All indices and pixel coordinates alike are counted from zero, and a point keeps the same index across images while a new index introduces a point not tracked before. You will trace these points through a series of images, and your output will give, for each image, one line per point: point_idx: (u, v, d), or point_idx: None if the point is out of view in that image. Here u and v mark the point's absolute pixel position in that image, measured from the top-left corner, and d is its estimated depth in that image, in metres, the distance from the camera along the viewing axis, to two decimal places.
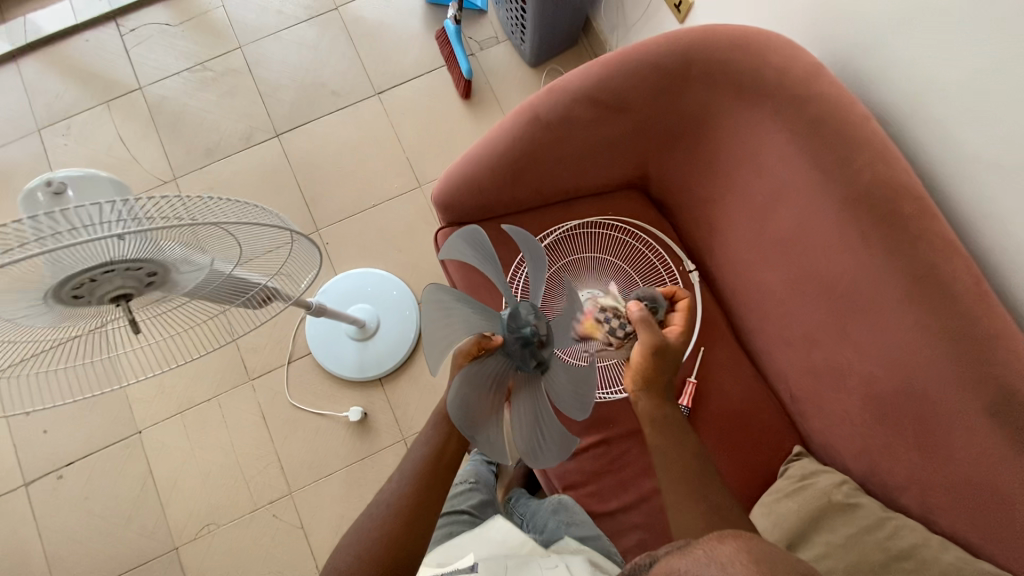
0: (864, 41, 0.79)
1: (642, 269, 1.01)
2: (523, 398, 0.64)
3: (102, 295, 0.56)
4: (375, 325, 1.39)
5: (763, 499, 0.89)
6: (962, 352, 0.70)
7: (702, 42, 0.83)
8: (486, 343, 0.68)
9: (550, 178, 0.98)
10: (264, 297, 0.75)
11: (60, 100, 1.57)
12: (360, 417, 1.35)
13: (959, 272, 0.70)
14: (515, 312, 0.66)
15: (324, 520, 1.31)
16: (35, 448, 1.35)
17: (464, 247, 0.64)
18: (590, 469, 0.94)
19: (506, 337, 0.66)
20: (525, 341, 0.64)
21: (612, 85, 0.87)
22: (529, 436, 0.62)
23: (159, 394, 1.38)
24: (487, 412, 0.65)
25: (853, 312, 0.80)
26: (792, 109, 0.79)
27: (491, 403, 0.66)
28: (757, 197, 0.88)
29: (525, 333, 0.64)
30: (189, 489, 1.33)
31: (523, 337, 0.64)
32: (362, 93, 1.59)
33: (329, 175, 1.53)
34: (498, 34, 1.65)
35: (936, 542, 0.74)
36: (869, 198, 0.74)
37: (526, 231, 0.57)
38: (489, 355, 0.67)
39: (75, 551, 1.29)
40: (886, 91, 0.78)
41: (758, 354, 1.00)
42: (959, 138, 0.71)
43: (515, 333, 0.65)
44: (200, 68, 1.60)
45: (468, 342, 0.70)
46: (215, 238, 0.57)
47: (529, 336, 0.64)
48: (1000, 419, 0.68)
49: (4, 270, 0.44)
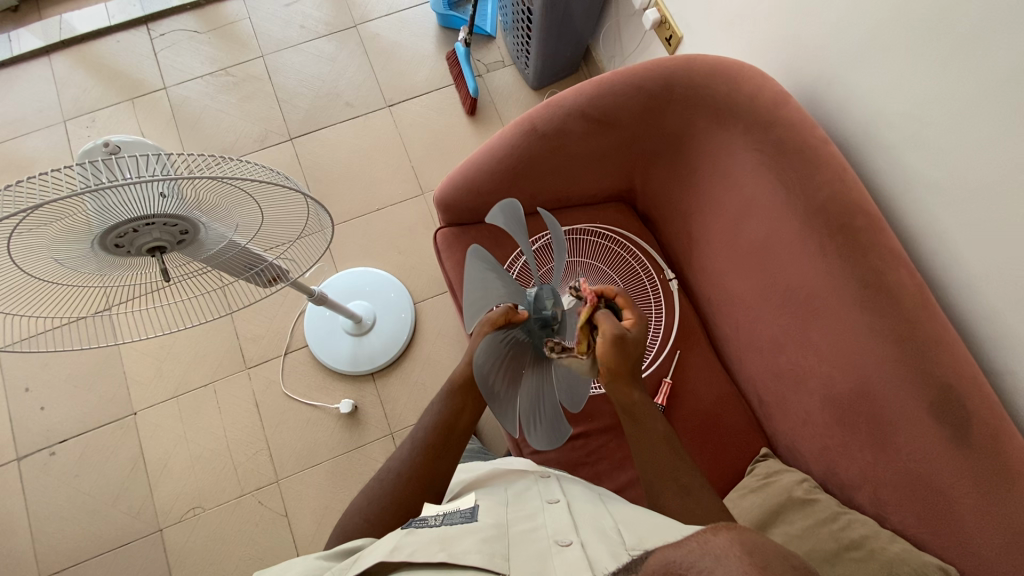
0: (827, 74, 0.89)
1: (625, 273, 1.09)
2: (533, 374, 0.70)
3: (140, 246, 0.63)
4: (370, 321, 1.45)
5: (730, 494, 0.93)
6: (908, 353, 0.77)
7: (684, 68, 0.93)
8: (512, 315, 0.71)
9: (543, 185, 1.07)
10: (271, 276, 0.82)
11: (87, 96, 1.66)
12: (350, 410, 1.39)
13: (904, 280, 0.78)
14: (538, 293, 0.72)
15: (309, 510, 1.32)
16: (31, 423, 1.38)
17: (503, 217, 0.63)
18: (569, 460, 0.99)
19: (529, 316, 0.72)
20: (545, 323, 0.73)
21: (603, 103, 0.97)
22: (531, 411, 0.69)
23: (158, 377, 1.42)
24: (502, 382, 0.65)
25: (813, 315, 0.87)
26: (760, 131, 0.88)
27: (506, 378, 0.65)
28: (731, 210, 0.97)
29: (549, 316, 0.72)
30: (178, 472, 1.35)
31: (542, 319, 0.73)
32: (374, 105, 1.69)
33: (337, 179, 1.61)
34: (504, 59, 1.77)
35: (884, 534, 0.78)
36: (827, 211, 0.83)
37: (562, 232, 0.68)
38: (513, 328, 0.70)
39: (59, 528, 1.30)
40: (846, 122, 0.88)
41: (730, 358, 1.07)
42: (906, 162, 0.81)
43: (536, 313, 0.72)
44: (223, 73, 1.70)
45: (495, 313, 0.70)
46: (240, 202, 0.64)
47: (550, 318, 0.73)
48: (940, 414, 0.74)
49: (66, 212, 0.53)
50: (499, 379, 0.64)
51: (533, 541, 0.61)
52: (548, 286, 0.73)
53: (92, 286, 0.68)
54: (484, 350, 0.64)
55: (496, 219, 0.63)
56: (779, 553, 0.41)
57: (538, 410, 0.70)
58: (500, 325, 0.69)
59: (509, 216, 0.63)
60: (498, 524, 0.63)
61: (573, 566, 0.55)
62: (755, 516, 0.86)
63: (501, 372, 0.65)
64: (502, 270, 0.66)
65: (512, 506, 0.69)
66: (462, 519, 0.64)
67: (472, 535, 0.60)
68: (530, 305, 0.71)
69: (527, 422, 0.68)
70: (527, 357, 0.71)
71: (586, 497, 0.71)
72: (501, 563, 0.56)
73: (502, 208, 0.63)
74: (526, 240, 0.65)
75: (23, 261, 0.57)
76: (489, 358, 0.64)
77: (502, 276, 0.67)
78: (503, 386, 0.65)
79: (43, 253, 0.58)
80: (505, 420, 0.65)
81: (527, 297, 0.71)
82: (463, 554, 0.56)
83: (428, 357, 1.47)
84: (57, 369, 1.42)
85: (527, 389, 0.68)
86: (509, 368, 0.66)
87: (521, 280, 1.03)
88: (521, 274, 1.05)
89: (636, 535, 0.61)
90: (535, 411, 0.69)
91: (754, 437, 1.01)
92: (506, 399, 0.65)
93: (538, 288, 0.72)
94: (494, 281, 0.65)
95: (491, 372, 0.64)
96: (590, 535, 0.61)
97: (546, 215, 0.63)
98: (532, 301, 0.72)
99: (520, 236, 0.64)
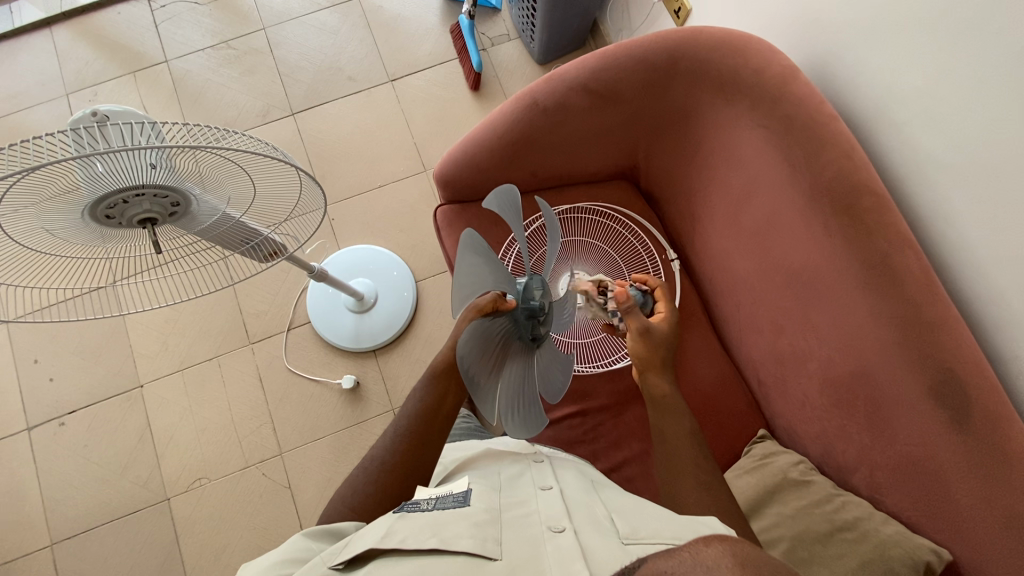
0: (838, 49, 0.86)
1: (625, 254, 1.08)
2: (518, 359, 0.70)
3: (131, 218, 0.63)
4: (372, 299, 1.45)
5: (725, 474, 0.93)
6: (909, 335, 0.75)
7: (689, 41, 0.90)
8: (501, 303, 0.70)
9: (544, 162, 1.05)
10: (271, 250, 0.81)
11: (90, 68, 1.65)
12: (352, 385, 1.41)
13: (909, 263, 0.76)
14: (527, 284, 0.73)
15: (312, 482, 1.35)
16: (41, 394, 1.41)
17: (501, 206, 0.64)
18: (565, 439, 0.99)
19: (518, 306, 0.71)
20: (531, 313, 0.72)
21: (606, 76, 0.95)
22: (515, 396, 0.67)
23: (162, 350, 1.44)
24: (483, 370, 0.63)
25: (814, 296, 0.86)
26: (765, 106, 0.86)
27: (486, 369, 0.64)
28: (735, 187, 0.95)
29: (537, 306, 0.72)
30: (185, 443, 1.38)
31: (529, 310, 0.72)
32: (376, 80, 1.66)
33: (339, 155, 1.60)
34: (510, 32, 1.73)
35: (879, 517, 0.78)
36: (832, 189, 0.81)
37: (557, 221, 0.67)
38: (500, 316, 0.69)
39: (70, 495, 1.34)
40: (857, 101, 0.85)
41: (729, 339, 1.06)
42: (916, 145, 0.78)
43: (524, 303, 0.71)
44: (224, 46, 1.68)
45: (484, 299, 0.70)
46: (228, 173, 0.63)
47: (537, 309, 0.72)
48: (940, 399, 0.73)
49: (52, 181, 0.53)
50: (482, 364, 0.63)
51: (526, 526, 0.61)
52: (539, 277, 0.74)
53: (86, 258, 0.68)
54: (471, 334, 0.63)
55: (491, 204, 0.64)
56: (773, 564, 0.40)
57: (517, 401, 0.67)
58: (488, 311, 0.69)
59: (504, 200, 0.63)
60: (490, 510, 0.63)
61: (566, 554, 0.55)
62: (749, 497, 0.86)
63: (484, 358, 0.64)
64: (491, 255, 0.66)
65: (504, 492, 0.68)
66: (454, 503, 0.64)
67: (463, 520, 0.60)
68: (519, 295, 0.71)
69: (504, 414, 0.65)
70: (512, 343, 0.70)
71: (578, 483, 0.72)
72: (493, 547, 0.56)
73: (496, 195, 0.64)
74: (519, 226, 0.65)
75: (14, 229, 0.57)
76: (475, 342, 0.63)
77: (490, 262, 0.66)
78: (484, 372, 0.64)
79: (34, 221, 0.58)
80: (485, 403, 0.63)
81: (516, 286, 0.71)
82: (455, 539, 0.56)
83: (429, 334, 1.47)
84: (66, 342, 1.44)
85: (511, 374, 0.68)
86: (487, 360, 0.64)
87: (514, 271, 1.00)
88: (515, 264, 1.02)
89: (629, 525, 0.61)
90: (514, 403, 0.67)
91: (752, 418, 1.01)
92: (486, 391, 0.63)
93: (527, 278, 0.72)
94: (482, 265, 0.65)
95: (476, 357, 0.63)
96: (583, 522, 0.61)
97: (541, 202, 0.62)
98: (521, 290, 0.72)
99: (513, 222, 0.64)
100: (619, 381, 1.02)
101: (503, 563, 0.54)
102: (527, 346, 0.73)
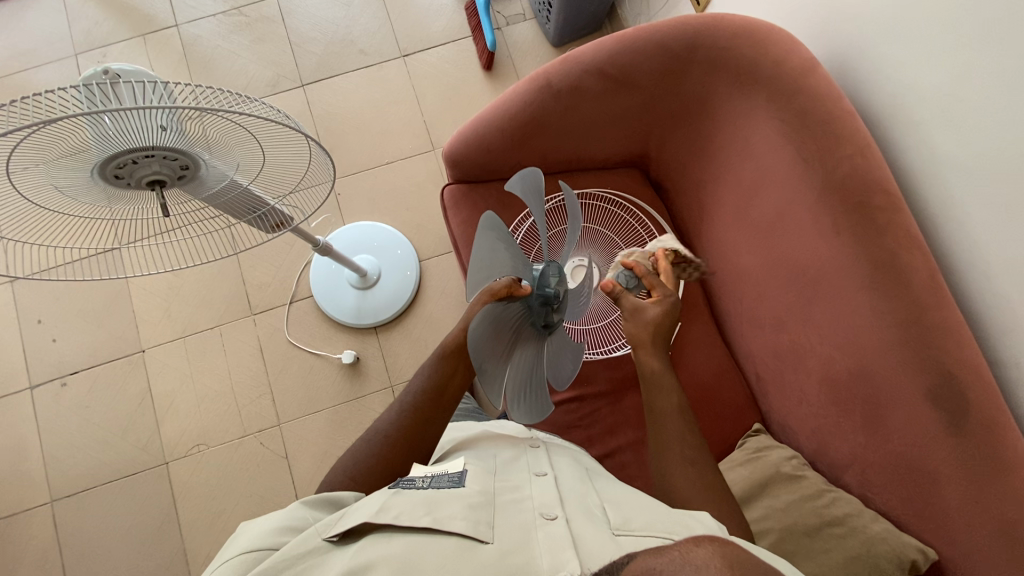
0: (861, 42, 0.84)
1: (631, 243, 1.08)
2: (529, 345, 0.70)
3: (139, 179, 0.63)
4: (375, 276, 1.45)
5: (719, 465, 0.94)
6: (911, 337, 0.75)
7: (711, 27, 0.89)
8: (515, 289, 0.72)
9: (555, 146, 1.05)
10: (277, 221, 0.81)
11: (99, 29, 1.63)
12: (352, 360, 1.42)
13: (915, 264, 0.76)
14: (543, 271, 0.73)
15: (309, 453, 1.36)
16: (44, 354, 1.42)
17: (523, 189, 0.64)
18: (562, 423, 1.00)
19: (533, 292, 0.72)
20: (545, 301, 0.73)
21: (623, 60, 0.94)
22: (523, 382, 0.68)
23: (165, 317, 1.45)
24: (493, 355, 0.63)
25: (818, 293, 0.86)
26: (782, 99, 0.85)
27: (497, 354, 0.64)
28: (746, 180, 0.94)
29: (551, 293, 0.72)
30: (185, 409, 1.39)
31: (543, 296, 0.73)
32: (388, 54, 1.64)
33: (347, 129, 1.59)
34: (525, 12, 1.70)
35: (868, 514, 0.79)
36: (844, 187, 0.80)
37: (578, 209, 0.67)
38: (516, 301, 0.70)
39: (71, 454, 1.36)
40: (876, 97, 0.84)
41: (730, 333, 1.07)
42: (932, 147, 0.77)
43: (539, 289, 0.72)
44: (235, 12, 1.66)
45: (500, 283, 0.73)
46: (237, 139, 0.63)
47: (552, 296, 0.73)
48: (937, 402, 0.73)
49: (62, 136, 0.53)
50: (494, 348, 0.63)
51: (518, 512, 0.62)
52: (555, 264, 0.73)
53: (92, 218, 0.68)
54: (485, 318, 0.63)
55: (515, 186, 0.64)
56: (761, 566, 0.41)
57: (524, 388, 0.68)
58: (502, 295, 0.72)
59: (529, 183, 0.63)
60: (484, 492, 0.64)
61: (558, 541, 0.56)
62: (740, 489, 0.86)
63: (496, 342, 0.64)
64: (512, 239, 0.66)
65: (499, 475, 0.69)
66: (449, 483, 0.65)
67: (458, 501, 0.60)
68: (535, 280, 0.72)
69: (512, 398, 0.66)
70: (524, 329, 0.71)
71: (573, 471, 0.72)
72: (485, 531, 0.57)
73: (522, 179, 0.64)
74: (541, 210, 0.65)
75: (21, 184, 0.57)
76: (490, 325, 0.63)
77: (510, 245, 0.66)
78: (495, 357, 0.63)
79: (42, 178, 0.57)
80: (493, 387, 0.63)
81: (533, 272, 0.72)
82: (448, 520, 0.57)
83: (430, 314, 1.47)
84: (70, 304, 1.45)
85: (520, 361, 0.68)
86: (499, 345, 0.64)
87: (524, 243, 1.02)
88: (526, 237, 1.03)
89: (621, 516, 0.62)
90: (522, 389, 0.67)
91: (748, 412, 1.02)
92: (496, 376, 0.63)
93: (544, 265, 0.72)
94: (502, 249, 0.66)
95: (489, 340, 0.63)
96: (574, 510, 0.62)
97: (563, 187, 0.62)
98: (537, 277, 0.72)
99: (535, 205, 0.64)
100: (618, 369, 1.03)
101: (494, 546, 0.55)
102: (538, 333, 0.73)
